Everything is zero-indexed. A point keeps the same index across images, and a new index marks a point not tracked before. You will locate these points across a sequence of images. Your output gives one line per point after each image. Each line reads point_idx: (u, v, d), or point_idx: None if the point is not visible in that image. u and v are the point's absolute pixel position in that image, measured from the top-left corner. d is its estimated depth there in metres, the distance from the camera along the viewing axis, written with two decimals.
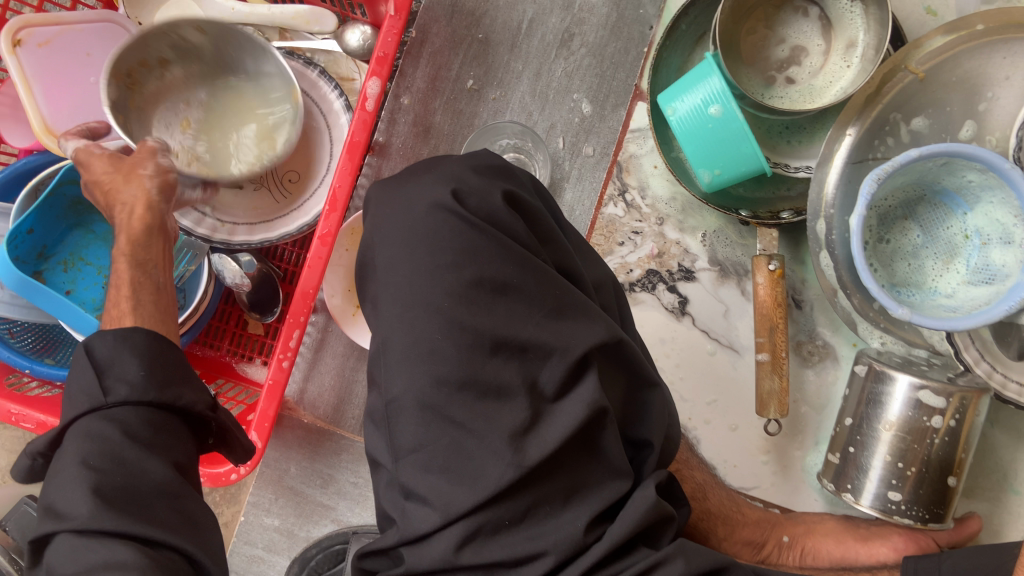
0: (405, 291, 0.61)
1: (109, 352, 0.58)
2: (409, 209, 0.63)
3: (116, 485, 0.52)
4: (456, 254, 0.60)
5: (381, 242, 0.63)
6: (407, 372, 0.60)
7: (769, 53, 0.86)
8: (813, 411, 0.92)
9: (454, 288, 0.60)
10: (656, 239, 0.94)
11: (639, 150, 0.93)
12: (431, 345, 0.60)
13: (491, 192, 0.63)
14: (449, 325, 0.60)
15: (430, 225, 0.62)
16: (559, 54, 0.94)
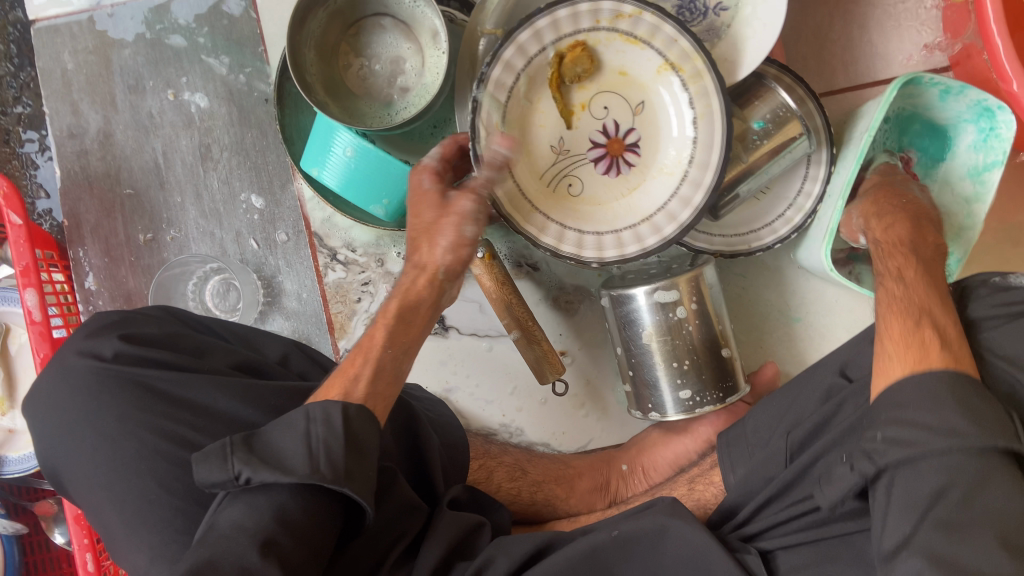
0: (98, 472, 0.59)
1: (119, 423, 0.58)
2: (61, 384, 0.62)
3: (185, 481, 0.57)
4: (129, 399, 0.59)
5: (51, 450, 0.61)
6: (130, 557, 0.57)
7: (373, 76, 0.88)
8: (600, 347, 0.96)
9: (147, 433, 0.58)
10: (386, 279, 0.95)
11: (326, 213, 0.94)
12: (147, 503, 0.57)
13: (123, 331, 0.63)
14: (152, 472, 0.57)
15: (95, 391, 0.60)
16: (207, 168, 0.94)
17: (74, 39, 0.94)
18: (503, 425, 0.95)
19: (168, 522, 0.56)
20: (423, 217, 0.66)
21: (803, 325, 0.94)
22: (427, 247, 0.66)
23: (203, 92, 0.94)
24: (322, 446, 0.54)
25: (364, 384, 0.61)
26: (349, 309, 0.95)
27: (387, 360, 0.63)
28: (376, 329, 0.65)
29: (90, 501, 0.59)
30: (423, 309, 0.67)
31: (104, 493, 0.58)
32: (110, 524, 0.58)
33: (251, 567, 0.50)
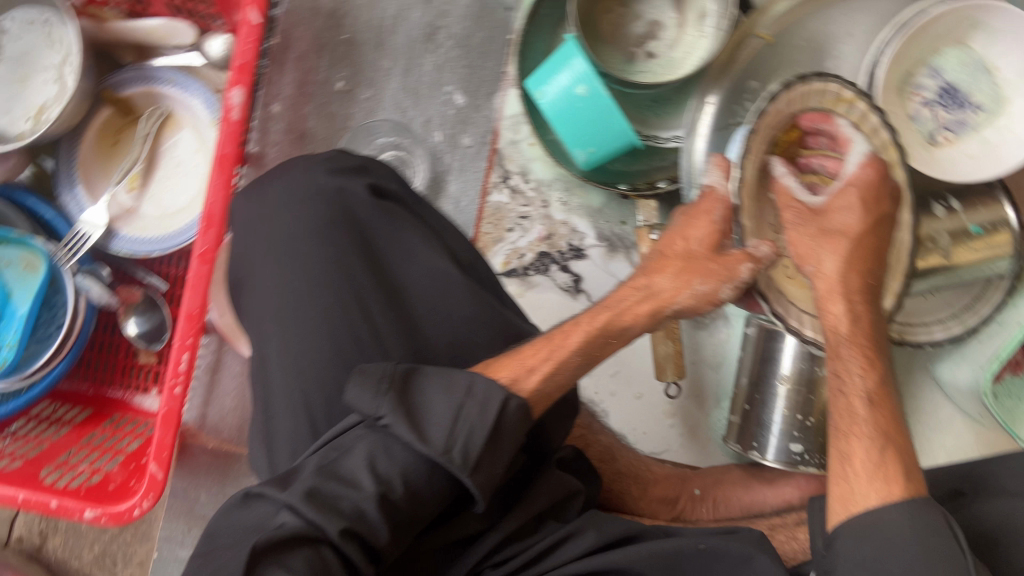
0: (285, 303, 0.60)
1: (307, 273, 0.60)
2: (289, 197, 0.62)
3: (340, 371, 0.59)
4: (323, 258, 0.60)
5: (250, 251, 0.62)
6: (272, 394, 0.60)
7: (628, 31, 0.88)
8: (711, 370, 0.96)
9: (348, 296, 0.60)
10: (543, 222, 0.95)
11: (516, 137, 0.94)
12: (315, 360, 0.59)
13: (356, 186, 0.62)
14: (319, 330, 0.59)
15: (318, 229, 0.61)
16: (426, 48, 0.94)
17: None
18: (592, 401, 0.96)
19: (324, 382, 0.59)
20: (687, 243, 0.63)
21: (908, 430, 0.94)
22: (664, 274, 0.63)
23: None
24: (465, 429, 0.53)
25: (536, 380, 0.57)
26: (498, 234, 0.95)
27: (570, 366, 0.59)
28: (578, 326, 0.61)
29: (258, 318, 0.62)
30: (625, 335, 0.63)
31: (278, 326, 0.60)
32: (267, 354, 0.61)
33: (367, 514, 0.51)
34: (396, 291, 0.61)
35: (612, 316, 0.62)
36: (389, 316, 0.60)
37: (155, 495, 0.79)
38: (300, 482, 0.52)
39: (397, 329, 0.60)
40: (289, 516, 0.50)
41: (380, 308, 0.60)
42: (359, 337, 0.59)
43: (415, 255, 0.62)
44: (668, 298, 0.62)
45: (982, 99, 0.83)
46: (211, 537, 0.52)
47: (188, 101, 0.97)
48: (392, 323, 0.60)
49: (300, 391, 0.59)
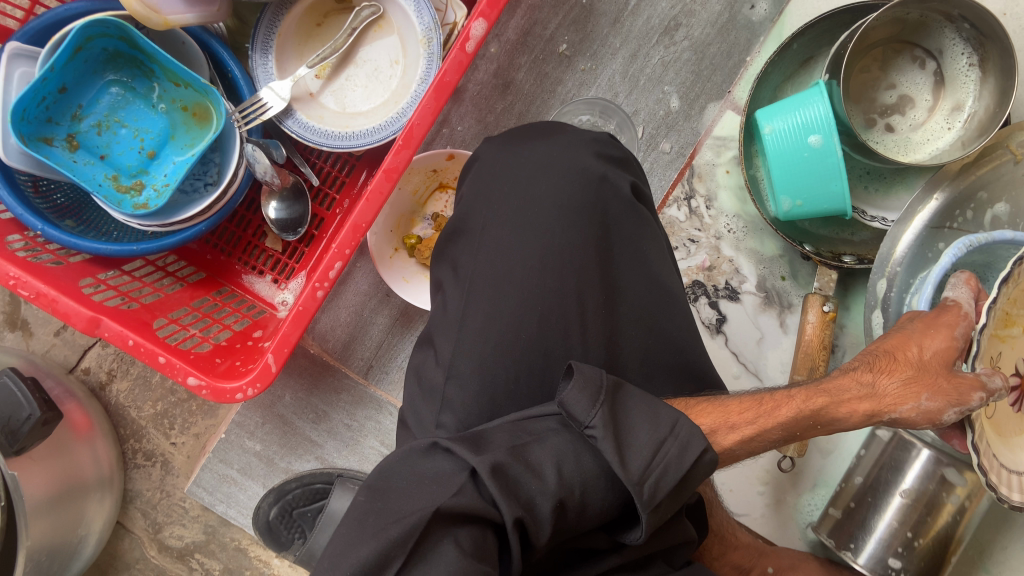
0: (510, 266, 0.60)
1: (545, 249, 0.60)
2: (551, 166, 0.62)
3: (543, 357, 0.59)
4: (566, 240, 0.60)
5: (491, 201, 0.62)
6: (463, 346, 0.60)
7: (876, 96, 0.84)
8: (818, 454, 0.93)
9: (573, 285, 0.60)
10: (709, 252, 0.92)
11: (715, 159, 0.91)
12: (522, 333, 0.59)
13: (620, 183, 0.63)
14: (534, 309, 0.60)
15: (568, 208, 0.61)
16: (660, 41, 0.90)
17: None
18: None
19: (524, 359, 0.59)
20: (921, 352, 0.62)
21: None
22: (891, 377, 0.62)
23: None
24: (661, 466, 0.54)
25: (734, 438, 0.59)
26: None
27: (769, 436, 0.61)
28: (788, 397, 0.63)
29: (475, 267, 0.61)
30: (831, 425, 0.63)
31: (493, 289, 0.60)
32: (472, 307, 0.60)
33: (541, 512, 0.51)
34: (613, 294, 0.62)
35: (821, 399, 0.62)
36: (600, 316, 0.61)
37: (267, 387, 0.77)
38: (494, 452, 0.53)
39: (602, 331, 0.61)
40: (472, 482, 0.51)
41: (596, 305, 0.61)
42: (569, 327, 0.60)
43: (641, 266, 0.64)
44: (889, 404, 0.61)
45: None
46: (389, 475, 0.54)
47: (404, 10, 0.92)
48: (601, 324, 0.61)
49: (496, 356, 0.59)
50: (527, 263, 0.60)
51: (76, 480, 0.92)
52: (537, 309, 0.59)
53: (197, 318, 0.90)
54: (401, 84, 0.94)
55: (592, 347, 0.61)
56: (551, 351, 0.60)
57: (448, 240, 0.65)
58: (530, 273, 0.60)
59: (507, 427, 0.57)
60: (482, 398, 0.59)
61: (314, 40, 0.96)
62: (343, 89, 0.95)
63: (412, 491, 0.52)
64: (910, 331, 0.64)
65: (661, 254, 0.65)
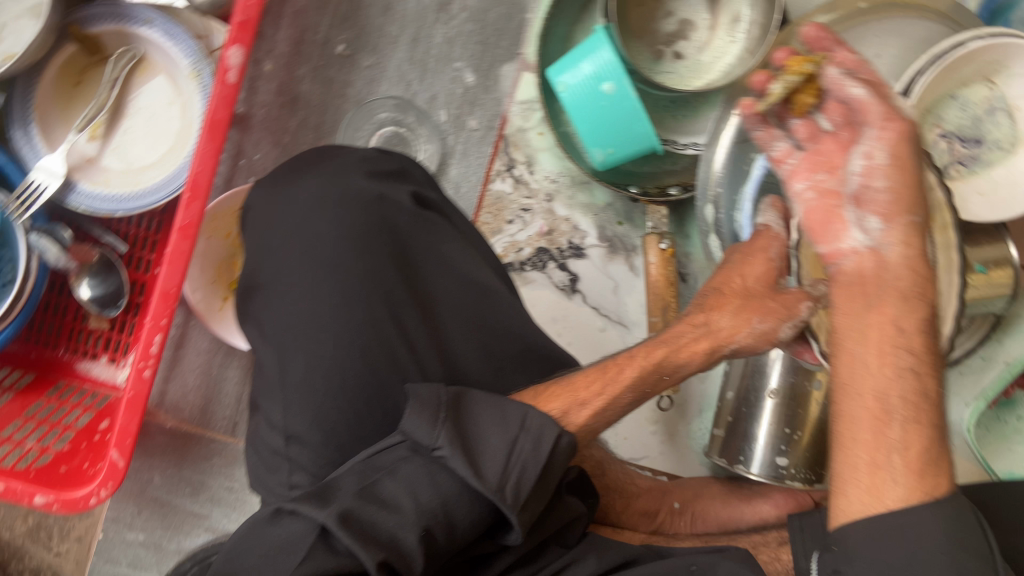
0: (314, 309, 0.57)
1: (342, 283, 0.57)
2: (326, 197, 0.60)
3: (374, 393, 0.57)
4: (362, 268, 0.58)
5: (276, 249, 0.59)
6: (293, 406, 0.57)
7: (657, 27, 0.83)
8: (697, 379, 0.96)
9: (384, 311, 0.58)
10: (545, 216, 0.91)
11: (525, 124, 0.89)
12: (348, 375, 0.57)
13: (401, 194, 0.62)
14: (352, 348, 0.57)
15: (353, 236, 0.58)
16: (437, 19, 0.88)
17: None
18: None
19: (357, 400, 0.57)
20: (745, 281, 0.63)
21: None
22: (721, 311, 0.63)
23: None
24: (519, 464, 0.53)
25: (586, 415, 0.59)
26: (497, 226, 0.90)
27: (621, 401, 0.61)
28: (630, 360, 0.62)
29: (279, 322, 0.58)
30: (677, 372, 0.63)
31: (303, 339, 0.57)
32: (289, 362, 0.57)
33: (406, 549, 0.49)
34: (429, 306, 0.61)
35: (662, 350, 0.63)
36: (423, 332, 0.59)
37: (118, 484, 0.73)
38: (342, 500, 0.51)
39: (430, 346, 0.59)
40: (323, 540, 0.49)
41: (415, 323, 0.59)
42: (394, 353, 0.57)
43: (450, 268, 0.62)
44: (725, 337, 0.62)
45: (998, 136, 0.77)
46: (240, 555, 0.51)
47: (167, 48, 0.87)
48: (426, 341, 0.59)
49: (328, 406, 0.56)
50: (330, 303, 0.57)
51: None
52: (355, 346, 0.57)
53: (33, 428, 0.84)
54: (185, 123, 0.89)
55: (424, 366, 0.59)
56: (384, 383, 0.57)
57: (246, 299, 0.61)
58: (336, 313, 0.57)
59: (356, 470, 0.54)
60: (329, 455, 0.57)
61: (75, 102, 0.87)
62: (123, 144, 0.88)
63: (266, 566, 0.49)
64: (732, 265, 0.65)
65: (466, 252, 0.64)
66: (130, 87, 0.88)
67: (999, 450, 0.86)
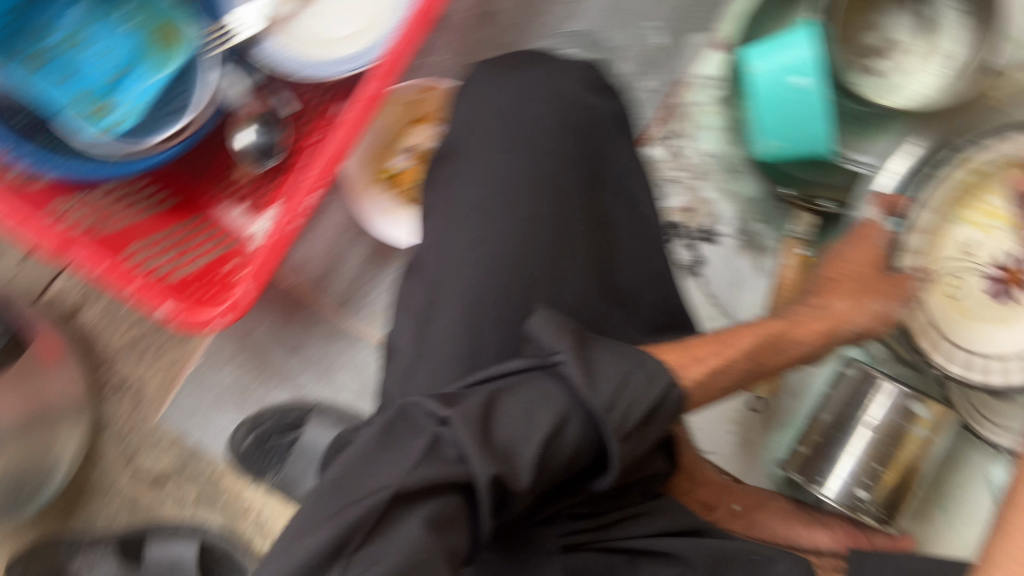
0: (507, 178, 0.64)
1: (532, 169, 0.65)
2: (531, 92, 0.68)
3: (529, 277, 0.61)
4: (551, 164, 0.65)
5: (482, 125, 0.67)
6: (467, 256, 0.62)
7: (860, 38, 0.83)
8: (789, 396, 0.95)
9: (558, 207, 0.64)
10: (690, 194, 0.91)
11: (699, 99, 0.90)
12: (525, 237, 0.62)
13: (597, 112, 0.71)
14: (521, 230, 0.62)
15: (553, 129, 0.67)
16: None
17: None
18: None
19: (513, 278, 0.61)
20: (851, 266, 0.73)
21: None
22: (840, 297, 0.71)
23: None
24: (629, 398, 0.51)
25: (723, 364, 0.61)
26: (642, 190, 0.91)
27: (745, 366, 0.63)
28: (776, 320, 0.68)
29: (473, 184, 0.64)
30: (791, 348, 0.67)
31: (482, 208, 0.63)
32: (468, 222, 0.63)
33: (521, 461, 0.47)
34: (599, 215, 0.67)
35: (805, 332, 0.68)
36: (584, 240, 0.64)
37: (240, 314, 0.77)
38: (469, 404, 0.49)
39: (586, 254, 0.64)
40: (434, 446, 0.46)
41: (583, 216, 0.65)
42: (565, 232, 0.64)
43: (617, 194, 0.70)
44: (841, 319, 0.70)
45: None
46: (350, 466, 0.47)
47: None
48: (585, 248, 0.64)
49: (488, 272, 0.61)
50: (516, 185, 0.64)
51: (46, 405, 0.91)
52: (526, 229, 0.63)
53: (172, 245, 0.88)
54: None
55: (586, 258, 0.64)
56: (554, 257, 0.63)
57: (442, 165, 0.67)
58: (518, 193, 0.64)
59: (522, 326, 0.60)
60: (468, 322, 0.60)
61: None
62: None
63: (438, 357, 0.59)
64: (834, 254, 0.76)
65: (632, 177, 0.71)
66: None
67: None
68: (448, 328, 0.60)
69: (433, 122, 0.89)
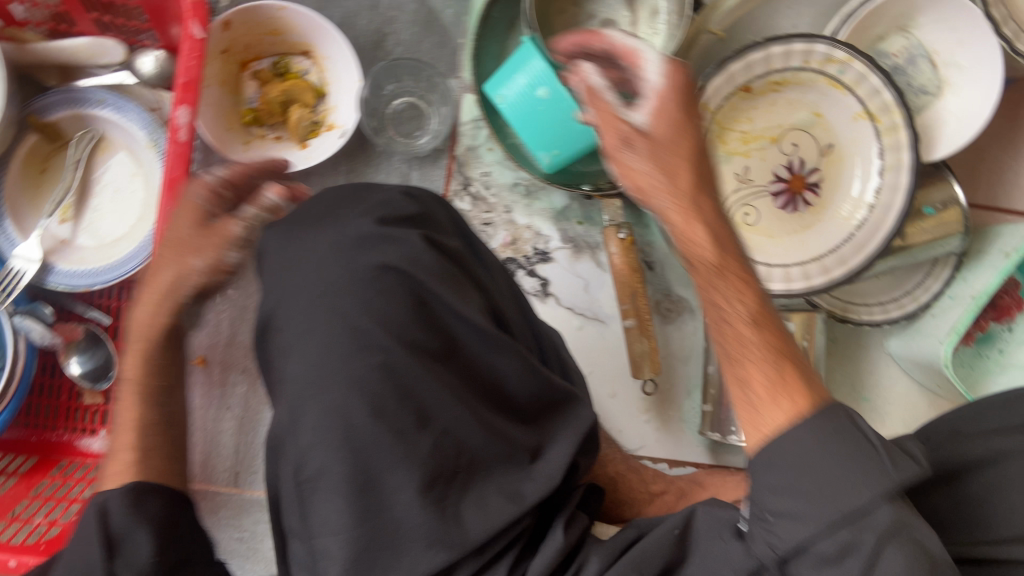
0: (345, 347, 0.56)
1: (340, 325, 0.56)
2: (342, 255, 0.59)
3: (387, 447, 0.53)
4: (366, 307, 0.56)
5: (294, 291, 0.59)
6: (322, 453, 0.53)
7: (582, 30, 0.88)
8: (680, 362, 0.97)
9: (381, 350, 0.55)
10: (507, 227, 0.94)
11: (474, 142, 0.92)
12: (374, 415, 0.54)
13: (411, 234, 0.61)
14: (358, 391, 0.54)
15: (352, 269, 0.58)
16: (376, 55, 0.91)
17: None
18: None
19: (380, 443, 0.53)
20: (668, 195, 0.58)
21: (871, 408, 0.98)
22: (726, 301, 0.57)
23: None
24: None
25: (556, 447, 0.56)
26: None
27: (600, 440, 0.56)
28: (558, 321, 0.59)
29: (301, 367, 0.56)
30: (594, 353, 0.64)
31: (309, 378, 0.56)
32: (312, 423, 0.54)
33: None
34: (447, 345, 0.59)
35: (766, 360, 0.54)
36: (433, 380, 0.56)
37: None
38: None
39: (444, 400, 0.55)
40: None
41: (428, 363, 0.56)
42: (418, 395, 0.55)
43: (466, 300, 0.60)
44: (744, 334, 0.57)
45: (924, 82, 0.86)
46: None
47: (123, 125, 0.90)
48: (439, 390, 0.55)
49: (334, 444, 0.53)
50: (337, 342, 0.56)
51: None
52: (360, 392, 0.54)
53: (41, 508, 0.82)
54: (150, 191, 0.91)
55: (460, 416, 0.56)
56: (416, 423, 0.54)
57: (272, 352, 0.61)
58: (331, 349, 0.56)
59: (406, 478, 0.53)
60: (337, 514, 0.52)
61: (40, 188, 0.89)
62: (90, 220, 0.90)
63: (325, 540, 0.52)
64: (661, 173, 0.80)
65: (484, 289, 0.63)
66: (92, 164, 0.91)
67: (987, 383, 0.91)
68: (328, 509, 0.53)
69: (259, 61, 0.89)
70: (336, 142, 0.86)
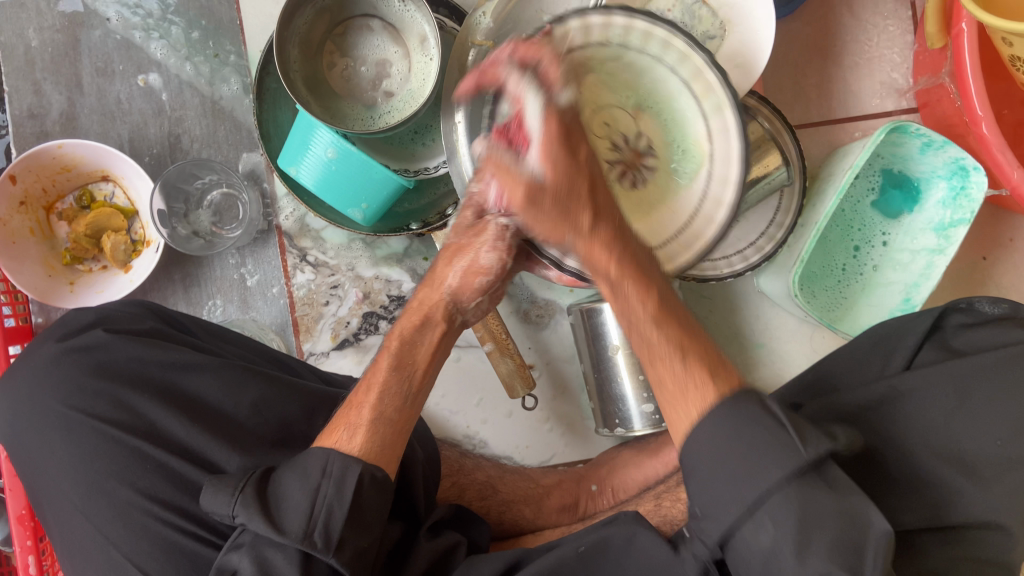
0: (75, 454, 0.60)
1: (83, 454, 0.60)
2: (39, 381, 0.63)
3: (177, 501, 0.58)
4: (109, 408, 0.60)
5: (38, 440, 0.62)
6: (104, 549, 0.58)
7: (356, 79, 0.87)
8: (565, 362, 0.96)
9: (132, 441, 0.59)
10: (356, 284, 0.93)
11: (299, 213, 0.92)
12: (128, 483, 0.58)
13: (102, 337, 0.63)
14: (130, 490, 0.58)
15: (74, 393, 0.61)
16: (174, 159, 0.91)
17: (41, 15, 0.89)
18: (467, 437, 0.94)
19: (153, 521, 0.57)
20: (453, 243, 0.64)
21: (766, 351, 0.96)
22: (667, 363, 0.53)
23: (169, 78, 0.90)
24: None
25: (361, 437, 0.57)
26: (317, 314, 0.92)
27: (391, 387, 0.60)
28: (377, 367, 0.62)
29: (71, 500, 0.60)
30: (423, 356, 0.63)
31: (79, 510, 0.59)
32: (83, 537, 0.60)
33: None
34: (186, 395, 0.61)
35: (413, 322, 0.63)
36: (189, 430, 0.59)
37: None
38: None
39: (209, 440, 0.59)
40: None
41: (177, 414, 0.60)
42: (155, 443, 0.59)
43: (184, 357, 0.62)
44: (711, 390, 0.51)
45: (706, 27, 0.80)
46: None
47: None
48: (196, 437, 0.59)
49: (122, 543, 0.58)
50: (91, 462, 0.59)
51: None
52: (125, 480, 0.58)
53: None
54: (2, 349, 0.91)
55: (196, 443, 0.59)
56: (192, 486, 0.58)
57: (49, 518, 0.62)
58: (94, 468, 0.59)
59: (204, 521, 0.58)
60: None
61: None
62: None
63: None
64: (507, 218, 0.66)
65: (202, 344, 0.66)
66: None
67: (857, 307, 0.91)
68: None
69: (63, 200, 0.89)
70: (154, 257, 0.87)
